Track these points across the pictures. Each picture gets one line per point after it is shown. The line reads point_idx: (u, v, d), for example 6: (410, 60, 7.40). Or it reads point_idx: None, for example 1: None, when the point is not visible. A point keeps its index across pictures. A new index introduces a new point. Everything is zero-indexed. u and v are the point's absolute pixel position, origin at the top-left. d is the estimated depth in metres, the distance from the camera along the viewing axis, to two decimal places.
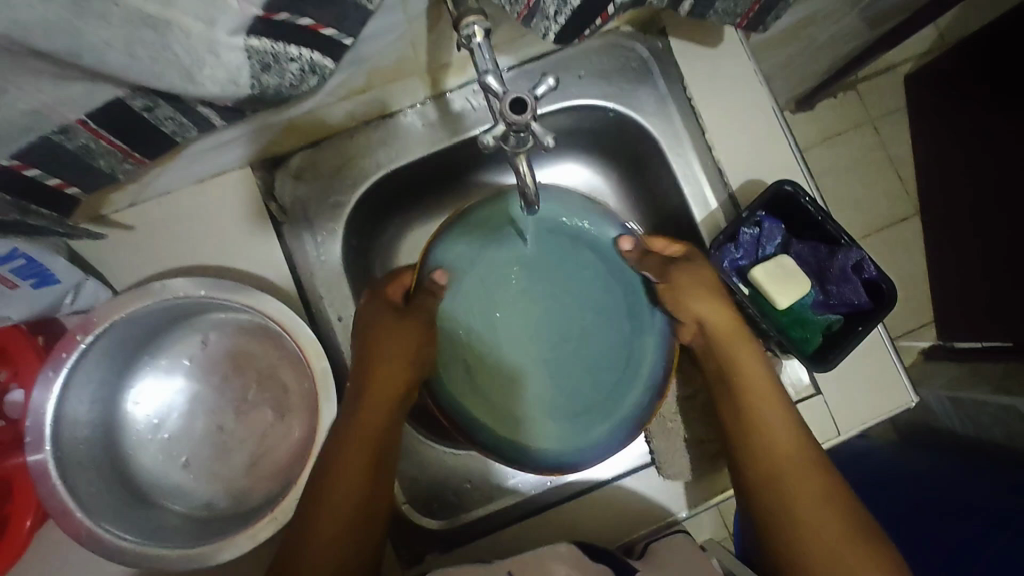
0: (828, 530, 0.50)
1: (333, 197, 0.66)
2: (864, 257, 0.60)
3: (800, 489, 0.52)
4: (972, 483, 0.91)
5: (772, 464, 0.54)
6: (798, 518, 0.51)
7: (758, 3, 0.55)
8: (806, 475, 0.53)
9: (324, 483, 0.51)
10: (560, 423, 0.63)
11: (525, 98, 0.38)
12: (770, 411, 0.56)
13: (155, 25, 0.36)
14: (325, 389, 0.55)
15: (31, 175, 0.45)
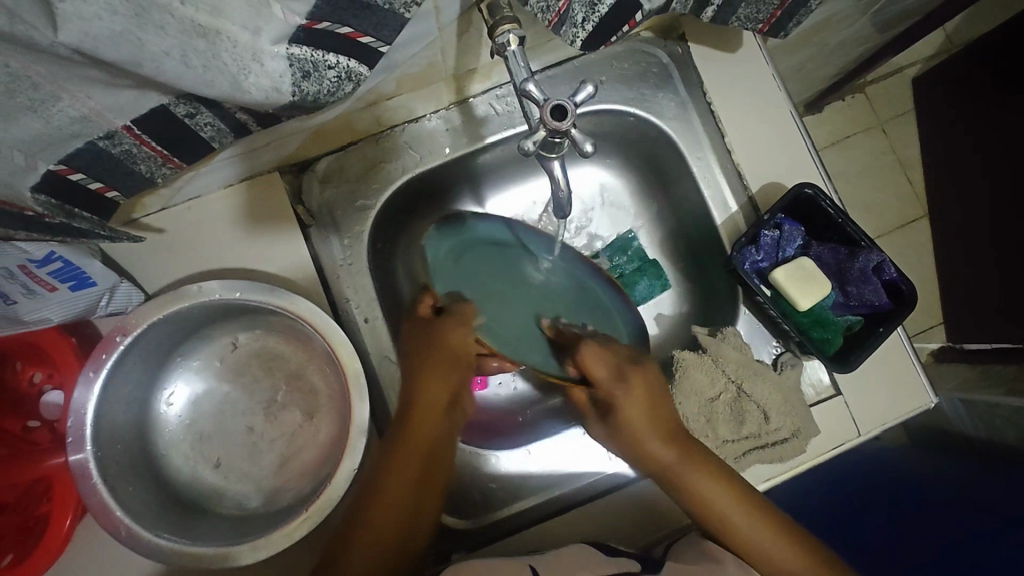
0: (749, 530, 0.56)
1: (359, 200, 0.68)
2: (885, 259, 0.61)
3: (712, 499, 0.56)
4: (989, 485, 0.92)
5: (709, 508, 0.56)
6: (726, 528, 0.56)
7: (781, 9, 0.56)
8: (746, 517, 0.56)
9: (381, 490, 0.56)
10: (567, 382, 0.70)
11: (565, 105, 0.39)
12: (684, 463, 0.57)
13: (206, 34, 0.37)
14: (357, 389, 0.55)
15: (76, 179, 0.46)
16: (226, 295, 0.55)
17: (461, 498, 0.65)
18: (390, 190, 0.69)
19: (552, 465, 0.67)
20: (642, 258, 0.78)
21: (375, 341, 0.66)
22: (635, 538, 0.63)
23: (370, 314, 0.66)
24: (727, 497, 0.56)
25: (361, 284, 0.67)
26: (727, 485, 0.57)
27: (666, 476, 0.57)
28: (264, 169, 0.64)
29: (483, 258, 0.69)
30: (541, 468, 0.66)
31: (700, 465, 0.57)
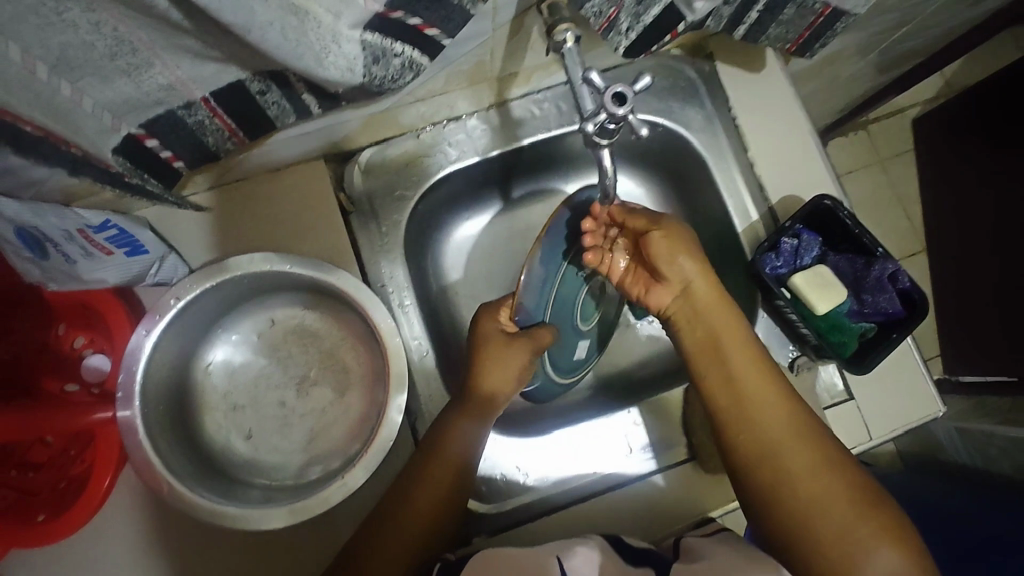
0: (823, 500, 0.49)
1: (399, 190, 0.71)
2: (899, 268, 0.64)
3: (794, 452, 0.51)
4: (988, 507, 0.94)
5: (781, 458, 0.51)
6: (797, 487, 0.50)
7: (808, 30, 0.60)
8: (790, 415, 0.52)
9: (410, 487, 0.56)
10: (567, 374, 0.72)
11: (626, 93, 0.42)
12: (738, 350, 0.56)
13: (296, 13, 0.40)
14: (397, 364, 0.57)
15: (150, 146, 0.49)
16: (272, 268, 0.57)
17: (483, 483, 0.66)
18: (428, 184, 0.72)
19: (557, 464, 0.68)
20: None
21: (407, 324, 0.68)
22: (652, 530, 0.64)
23: (403, 300, 0.69)
24: (772, 397, 0.53)
25: (396, 271, 0.69)
26: (780, 388, 0.54)
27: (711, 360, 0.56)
28: (311, 156, 0.67)
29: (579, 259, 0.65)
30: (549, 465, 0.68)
31: (757, 359, 0.55)
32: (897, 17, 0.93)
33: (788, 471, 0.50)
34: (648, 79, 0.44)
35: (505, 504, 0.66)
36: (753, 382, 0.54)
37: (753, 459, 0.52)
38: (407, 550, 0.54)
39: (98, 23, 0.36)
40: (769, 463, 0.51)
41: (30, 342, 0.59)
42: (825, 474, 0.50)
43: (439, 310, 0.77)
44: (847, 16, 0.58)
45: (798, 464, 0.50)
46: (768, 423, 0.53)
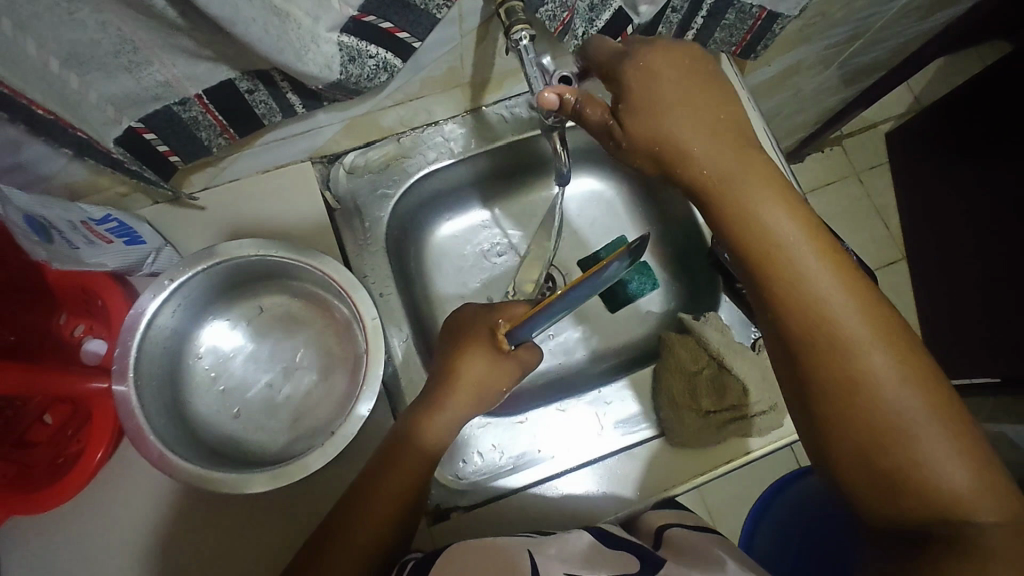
0: (891, 393, 0.44)
1: (381, 190, 0.77)
2: (847, 249, 0.68)
3: (855, 342, 0.45)
4: None
5: (845, 344, 0.45)
6: (859, 374, 0.44)
7: (749, 33, 0.66)
8: (840, 301, 0.46)
9: (379, 473, 0.57)
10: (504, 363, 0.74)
11: None
12: (810, 246, 0.47)
13: (279, 14, 0.45)
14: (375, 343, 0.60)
15: (148, 138, 0.54)
16: (260, 254, 0.62)
17: (461, 461, 0.70)
18: (409, 182, 0.77)
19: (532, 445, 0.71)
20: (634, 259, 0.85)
21: (388, 311, 0.73)
22: (626, 502, 0.66)
23: (385, 290, 0.73)
24: (855, 298, 0.46)
25: (378, 262, 0.74)
26: (857, 288, 0.46)
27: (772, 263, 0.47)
28: (298, 159, 0.73)
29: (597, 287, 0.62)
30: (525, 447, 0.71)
31: (834, 259, 0.47)
32: (851, 29, 0.99)
33: (864, 375, 0.44)
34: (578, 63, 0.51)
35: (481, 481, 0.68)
36: (816, 276, 0.46)
37: (833, 367, 0.45)
38: (375, 532, 0.55)
39: (104, 23, 0.42)
40: (843, 365, 0.45)
41: (33, 328, 0.63)
42: (899, 368, 0.44)
43: (420, 304, 0.82)
44: (782, 19, 0.64)
45: (872, 362, 0.44)
46: (821, 303, 0.46)
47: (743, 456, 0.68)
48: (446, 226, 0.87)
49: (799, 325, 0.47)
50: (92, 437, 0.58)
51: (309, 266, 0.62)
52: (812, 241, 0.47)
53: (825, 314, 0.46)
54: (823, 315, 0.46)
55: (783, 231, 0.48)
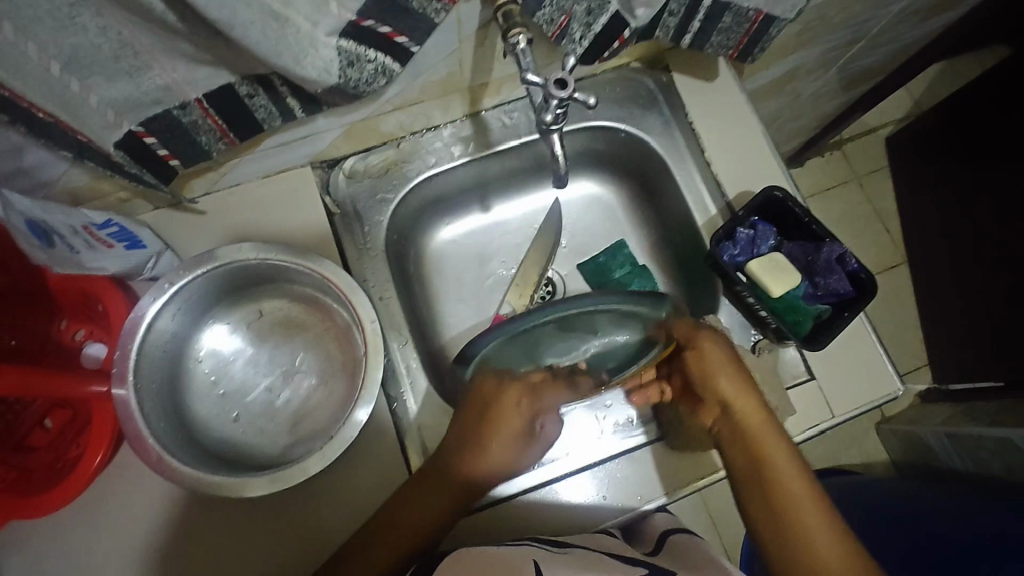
0: (836, 556, 0.54)
1: (381, 194, 0.77)
2: (847, 251, 0.68)
3: (806, 514, 0.56)
4: (970, 501, 0.94)
5: (797, 520, 0.56)
6: (810, 540, 0.55)
7: (745, 36, 0.67)
8: (797, 482, 0.58)
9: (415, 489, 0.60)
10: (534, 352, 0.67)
11: (566, 78, 0.54)
12: (742, 398, 0.61)
13: (278, 18, 0.46)
14: (375, 346, 0.60)
15: (148, 143, 0.55)
16: (258, 256, 0.62)
17: None
18: (408, 186, 0.78)
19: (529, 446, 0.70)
20: (634, 263, 0.86)
21: (388, 315, 0.73)
22: (624, 504, 0.67)
23: (384, 293, 0.73)
24: (802, 472, 0.59)
25: (378, 266, 0.74)
26: (812, 499, 0.57)
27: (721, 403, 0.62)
28: (297, 164, 0.73)
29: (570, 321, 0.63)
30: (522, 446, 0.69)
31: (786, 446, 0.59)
32: (848, 34, 1.00)
33: (813, 539, 0.55)
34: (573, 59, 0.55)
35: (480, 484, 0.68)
36: (780, 460, 0.59)
37: (783, 516, 0.57)
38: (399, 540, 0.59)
39: (105, 27, 0.43)
40: (794, 531, 0.56)
41: (35, 333, 0.63)
42: (807, 489, 0.58)
43: (421, 309, 0.82)
44: (778, 22, 0.64)
45: (816, 537, 0.55)
46: (784, 479, 0.58)
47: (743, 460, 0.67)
48: (447, 230, 0.87)
49: (759, 496, 0.59)
50: (92, 439, 0.58)
51: (308, 269, 0.62)
52: (774, 434, 0.60)
53: (785, 493, 0.57)
54: (752, 440, 0.60)
55: (723, 384, 0.62)
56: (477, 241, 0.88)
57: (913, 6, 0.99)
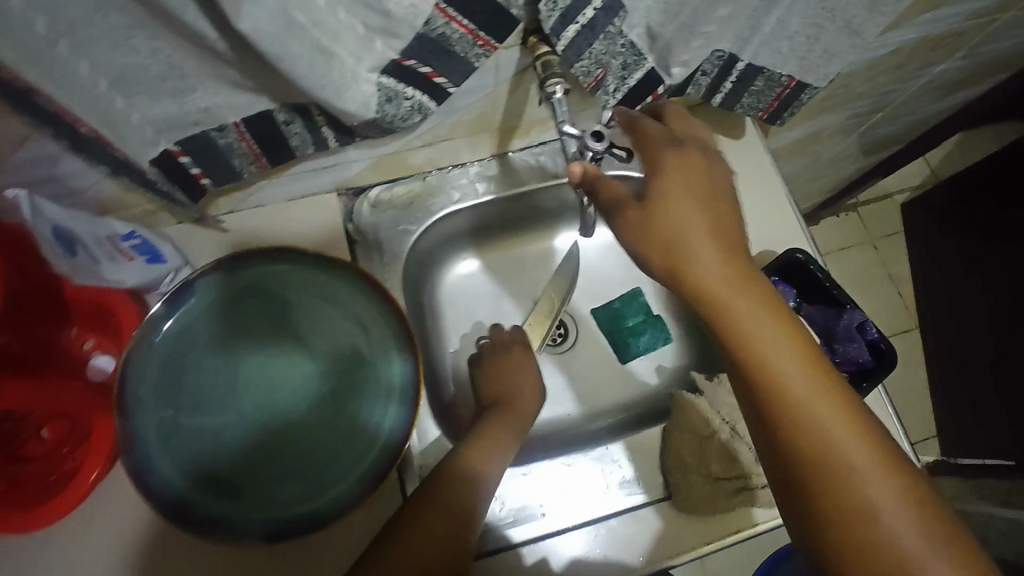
0: (891, 492, 0.47)
1: (403, 225, 0.77)
2: (868, 319, 0.68)
3: (840, 479, 0.48)
4: None
5: (841, 473, 0.48)
6: (859, 493, 0.47)
7: (775, 101, 0.68)
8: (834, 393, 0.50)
9: (407, 527, 0.56)
10: (298, 465, 0.57)
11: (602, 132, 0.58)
12: (751, 320, 0.51)
13: (325, 53, 0.47)
14: (342, 355, 0.60)
15: (182, 162, 0.55)
16: (252, 266, 0.58)
17: None
18: (431, 220, 0.78)
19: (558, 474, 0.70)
20: (648, 312, 0.86)
21: None
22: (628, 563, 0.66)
23: None
24: (847, 423, 0.49)
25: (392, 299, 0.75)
26: (864, 425, 0.49)
27: (714, 302, 0.51)
28: (324, 190, 0.75)
29: (208, 379, 0.56)
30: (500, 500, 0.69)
31: (822, 373, 0.50)
32: (869, 103, 1.01)
33: (851, 477, 0.47)
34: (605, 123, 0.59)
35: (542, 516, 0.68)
36: (796, 378, 0.50)
37: (818, 477, 0.48)
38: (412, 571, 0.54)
39: (156, 50, 0.44)
40: (846, 490, 0.47)
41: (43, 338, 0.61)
42: (903, 504, 0.47)
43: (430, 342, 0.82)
44: (811, 89, 0.66)
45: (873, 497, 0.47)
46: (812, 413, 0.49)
47: (746, 529, 0.67)
48: (466, 270, 0.87)
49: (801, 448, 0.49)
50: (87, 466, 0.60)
51: (324, 294, 0.59)
52: (796, 334, 0.51)
53: (839, 457, 0.48)
54: (796, 415, 0.49)
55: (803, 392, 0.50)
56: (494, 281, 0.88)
57: (937, 80, 1.00)
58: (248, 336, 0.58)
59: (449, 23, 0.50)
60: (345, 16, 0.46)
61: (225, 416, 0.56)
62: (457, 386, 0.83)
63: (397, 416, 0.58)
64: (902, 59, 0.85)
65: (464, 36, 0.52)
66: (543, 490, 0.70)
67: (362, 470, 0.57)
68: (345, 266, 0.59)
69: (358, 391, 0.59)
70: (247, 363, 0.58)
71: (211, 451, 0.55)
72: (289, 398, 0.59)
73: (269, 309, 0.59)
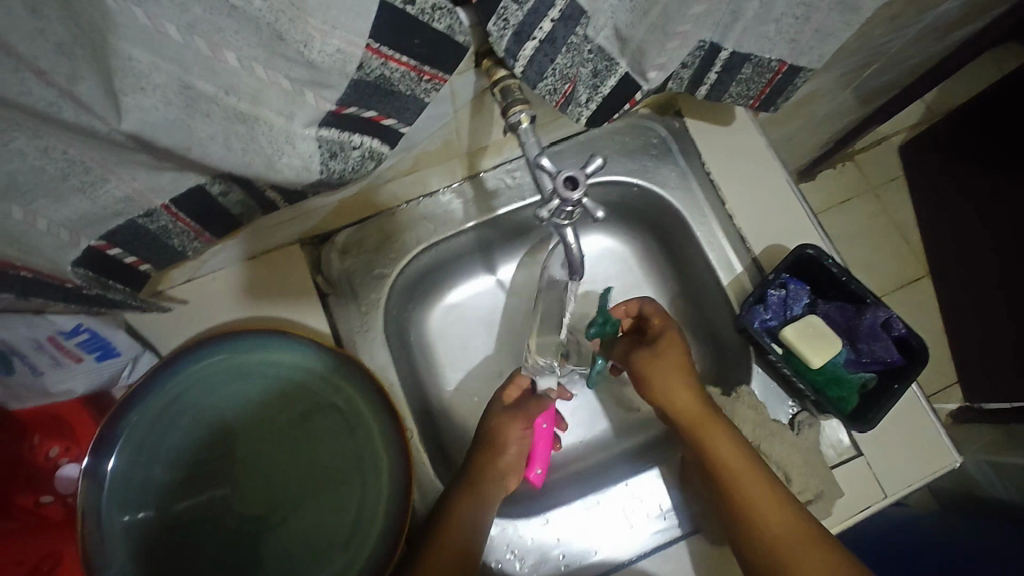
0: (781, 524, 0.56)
1: (376, 269, 0.71)
2: (892, 315, 0.62)
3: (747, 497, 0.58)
4: (1009, 552, 0.89)
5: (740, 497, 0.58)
6: (746, 520, 0.57)
7: (769, 85, 0.61)
8: (736, 454, 0.60)
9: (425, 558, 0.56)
10: (295, 540, 0.56)
11: (577, 176, 0.49)
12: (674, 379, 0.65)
13: (246, 120, 0.40)
14: (332, 426, 0.58)
15: (113, 254, 0.48)
16: (221, 350, 0.55)
17: (494, 565, 0.63)
18: (406, 259, 0.72)
19: (578, 518, 0.65)
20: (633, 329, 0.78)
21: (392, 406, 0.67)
22: None
23: (386, 380, 0.68)
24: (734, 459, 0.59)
25: (376, 352, 0.69)
26: (749, 465, 0.59)
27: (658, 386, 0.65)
28: (289, 242, 0.69)
29: (192, 463, 0.55)
30: (518, 556, 0.64)
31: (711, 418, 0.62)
32: (863, 59, 0.93)
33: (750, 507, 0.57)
34: (599, 160, 0.50)
35: (574, 562, 0.63)
36: (703, 411, 0.63)
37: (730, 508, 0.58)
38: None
39: (47, 148, 0.37)
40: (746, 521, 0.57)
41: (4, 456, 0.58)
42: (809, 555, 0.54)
43: (424, 386, 0.76)
44: (804, 71, 0.59)
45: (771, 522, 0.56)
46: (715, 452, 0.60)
47: None
48: (453, 300, 0.81)
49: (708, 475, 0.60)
50: (61, 573, 0.58)
51: (304, 369, 0.57)
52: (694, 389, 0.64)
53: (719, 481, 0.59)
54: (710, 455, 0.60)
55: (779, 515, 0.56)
56: (486, 308, 0.82)
57: (935, 24, 0.92)
58: (227, 418, 0.56)
59: (387, 63, 0.43)
60: (263, 74, 0.38)
61: (214, 499, 0.56)
62: (458, 428, 0.77)
63: (387, 491, 0.54)
64: (895, 11, 0.78)
65: (407, 74, 0.45)
66: (564, 537, 0.65)
67: (361, 547, 0.53)
68: (316, 343, 0.56)
69: (350, 462, 0.57)
70: (230, 442, 0.57)
71: (204, 539, 0.54)
72: (282, 471, 0.58)
73: (245, 389, 0.57)
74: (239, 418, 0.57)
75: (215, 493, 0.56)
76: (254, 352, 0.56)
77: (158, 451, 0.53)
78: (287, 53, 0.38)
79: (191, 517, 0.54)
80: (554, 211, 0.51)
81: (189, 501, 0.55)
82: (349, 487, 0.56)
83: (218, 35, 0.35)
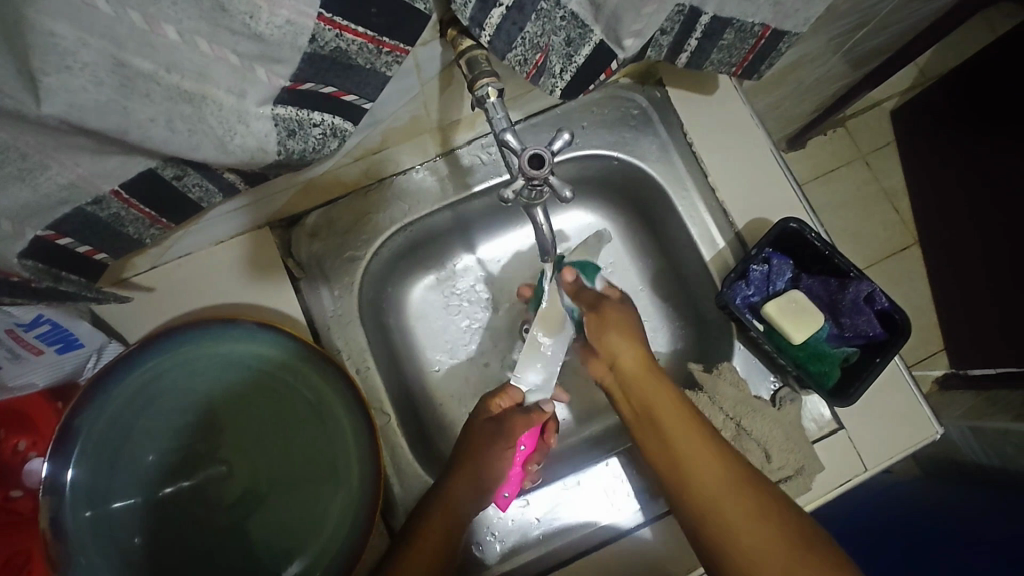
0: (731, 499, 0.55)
1: (348, 251, 0.69)
2: (875, 288, 0.61)
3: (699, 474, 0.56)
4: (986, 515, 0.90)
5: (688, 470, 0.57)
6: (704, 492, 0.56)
7: (752, 52, 0.58)
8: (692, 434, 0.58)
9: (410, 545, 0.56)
10: (270, 527, 0.55)
11: (543, 154, 0.47)
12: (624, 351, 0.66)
13: (191, 99, 0.37)
14: (304, 418, 0.56)
15: (64, 244, 0.46)
16: (185, 340, 0.53)
17: (475, 546, 0.63)
18: (380, 239, 0.70)
19: (558, 497, 0.65)
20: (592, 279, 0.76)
21: (369, 390, 0.66)
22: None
23: (362, 364, 0.66)
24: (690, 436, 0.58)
25: (352, 336, 0.67)
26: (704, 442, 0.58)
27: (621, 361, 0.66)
28: (256, 225, 0.66)
29: (162, 454, 0.54)
30: (498, 537, 0.64)
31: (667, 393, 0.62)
32: (854, 21, 0.90)
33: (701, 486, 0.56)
34: (566, 137, 0.48)
35: (554, 540, 0.64)
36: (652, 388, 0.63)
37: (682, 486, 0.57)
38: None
39: None
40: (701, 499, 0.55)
41: None
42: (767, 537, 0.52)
43: (404, 368, 0.75)
44: (789, 36, 0.57)
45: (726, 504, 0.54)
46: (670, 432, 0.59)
47: None
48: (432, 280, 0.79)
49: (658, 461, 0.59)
50: (35, 565, 0.58)
51: (272, 359, 0.55)
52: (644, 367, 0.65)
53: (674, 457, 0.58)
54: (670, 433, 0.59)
55: (745, 507, 0.54)
56: (466, 288, 0.80)
57: None
58: (195, 409, 0.55)
59: (341, 34, 0.40)
60: (207, 49, 0.36)
61: (187, 488, 0.55)
62: (439, 409, 0.76)
63: (360, 480, 0.54)
64: None
65: (364, 46, 0.42)
66: (544, 516, 0.65)
67: (337, 534, 0.53)
68: (284, 332, 0.55)
69: (323, 451, 0.56)
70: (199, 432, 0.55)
71: (178, 528, 0.54)
72: (255, 459, 0.57)
73: (211, 380, 0.55)
74: (209, 406, 0.55)
75: (188, 483, 0.55)
76: (220, 343, 0.54)
77: (124, 442, 0.52)
78: (232, 28, 0.35)
79: (165, 507, 0.54)
80: (522, 189, 0.49)
81: (162, 492, 0.54)
82: (321, 475, 0.55)
83: (153, 7, 0.32)
